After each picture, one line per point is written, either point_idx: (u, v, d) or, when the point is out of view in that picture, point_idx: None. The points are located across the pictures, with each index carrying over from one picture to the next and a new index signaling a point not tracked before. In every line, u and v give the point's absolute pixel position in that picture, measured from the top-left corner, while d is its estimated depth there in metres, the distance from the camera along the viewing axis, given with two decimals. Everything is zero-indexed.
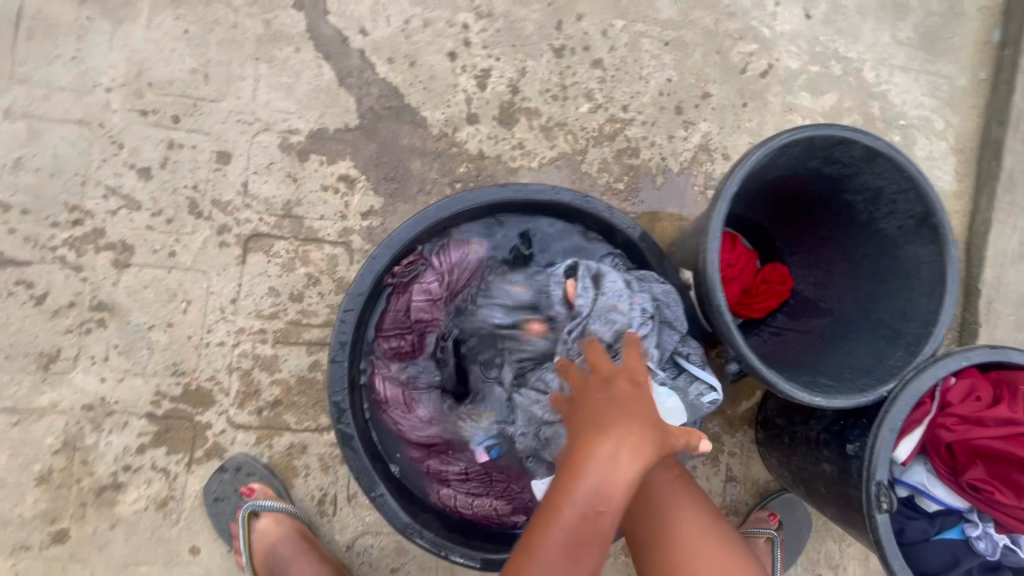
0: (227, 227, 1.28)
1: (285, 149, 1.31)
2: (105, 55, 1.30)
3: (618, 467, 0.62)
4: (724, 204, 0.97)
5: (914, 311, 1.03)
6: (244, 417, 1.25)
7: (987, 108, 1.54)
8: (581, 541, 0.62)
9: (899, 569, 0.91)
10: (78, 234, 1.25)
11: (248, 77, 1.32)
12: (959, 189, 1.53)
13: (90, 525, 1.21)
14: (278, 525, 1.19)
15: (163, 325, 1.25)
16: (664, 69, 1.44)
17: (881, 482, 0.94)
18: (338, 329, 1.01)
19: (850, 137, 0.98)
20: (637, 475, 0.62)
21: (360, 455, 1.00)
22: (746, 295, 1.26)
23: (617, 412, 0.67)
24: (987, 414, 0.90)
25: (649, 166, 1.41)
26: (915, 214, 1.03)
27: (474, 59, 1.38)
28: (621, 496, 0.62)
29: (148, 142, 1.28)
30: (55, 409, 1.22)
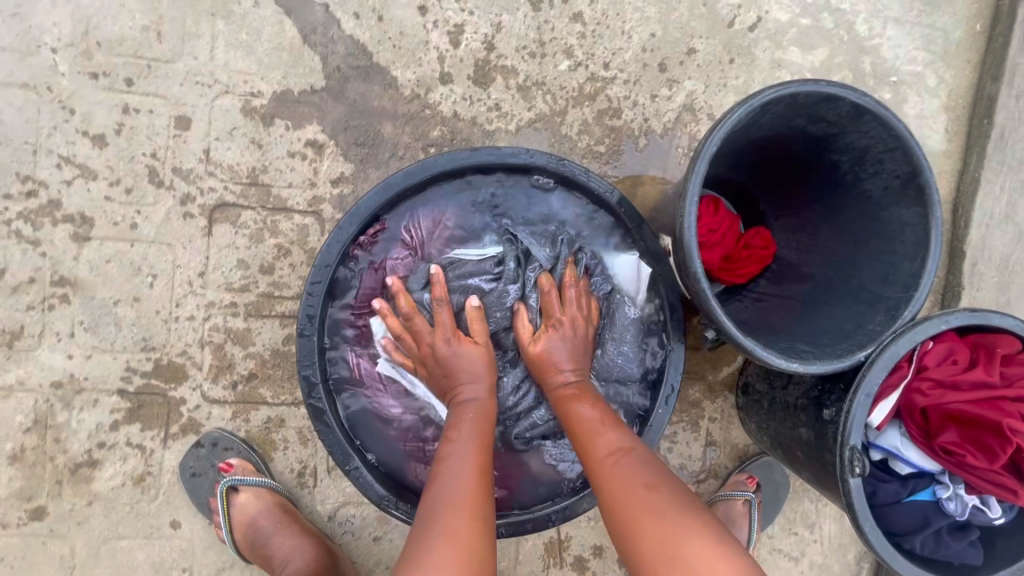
0: (191, 197, 1.23)
1: (247, 113, 1.24)
2: (47, 12, 1.20)
3: (473, 410, 0.93)
4: (703, 165, 0.93)
5: (896, 275, 1.02)
6: (219, 392, 1.23)
7: (981, 63, 1.48)
8: (462, 468, 0.85)
9: (868, 529, 0.93)
10: (33, 206, 1.19)
11: (205, 34, 1.24)
12: (948, 149, 1.49)
13: (67, 502, 1.20)
14: (258, 500, 1.19)
15: (129, 299, 1.21)
16: (647, 23, 1.36)
17: (855, 447, 0.95)
18: (306, 302, 0.99)
19: (837, 93, 0.94)
20: (487, 415, 0.93)
21: (333, 429, 1.00)
22: (728, 261, 1.23)
23: (470, 372, 0.96)
24: (962, 377, 0.89)
25: (631, 128, 1.36)
26: (901, 174, 1.00)
27: (447, 13, 1.30)
28: (481, 430, 0.90)
29: (100, 107, 1.21)
30: (23, 387, 1.19)
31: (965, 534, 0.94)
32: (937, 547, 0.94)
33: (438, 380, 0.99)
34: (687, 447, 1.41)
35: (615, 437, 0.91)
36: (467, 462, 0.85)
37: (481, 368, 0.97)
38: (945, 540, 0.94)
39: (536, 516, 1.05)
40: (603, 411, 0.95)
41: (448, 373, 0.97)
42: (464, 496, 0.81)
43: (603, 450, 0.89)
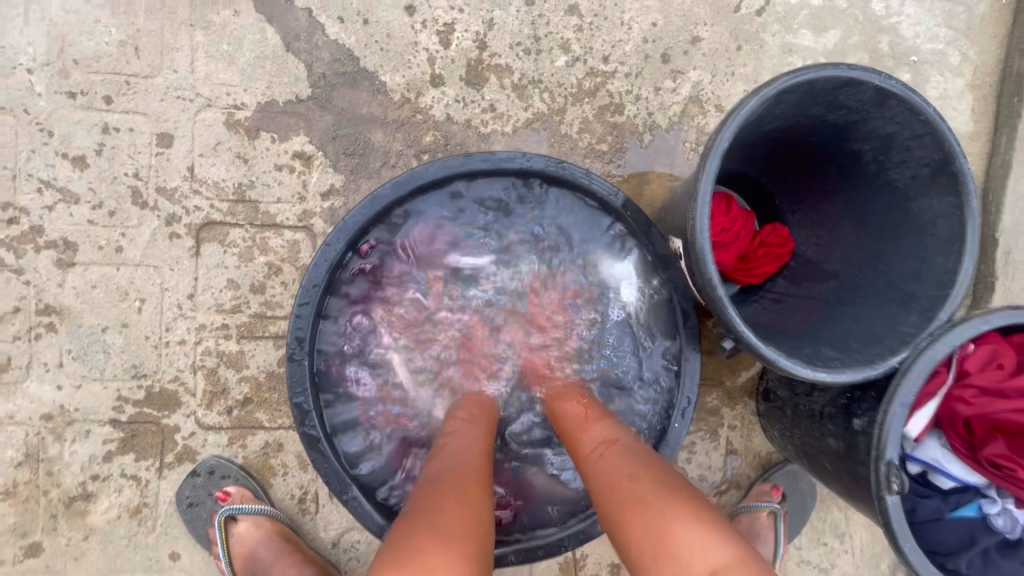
0: (176, 217, 1.18)
1: (232, 127, 1.19)
2: (21, 32, 1.16)
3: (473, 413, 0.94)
4: (715, 164, 0.86)
5: (929, 272, 0.94)
6: (214, 418, 1.18)
7: (1008, 38, 1.39)
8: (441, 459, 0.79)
9: (910, 550, 0.85)
10: (15, 233, 1.15)
11: (184, 47, 1.19)
12: (976, 130, 1.39)
13: (63, 537, 1.16)
14: (258, 528, 1.13)
15: (117, 325, 1.17)
16: (647, 11, 1.29)
17: (892, 461, 0.87)
18: (294, 325, 0.93)
19: (860, 78, 0.86)
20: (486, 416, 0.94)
21: (329, 458, 0.94)
22: (742, 261, 1.16)
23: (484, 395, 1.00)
24: (1010, 385, 0.81)
25: (634, 124, 1.28)
26: (932, 162, 0.91)
27: (436, 12, 1.24)
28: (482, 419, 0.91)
29: (79, 127, 1.17)
30: (12, 421, 1.15)
31: (1016, 552, 0.87)
32: (986, 567, 0.86)
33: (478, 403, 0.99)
34: (706, 458, 1.34)
35: (606, 434, 0.86)
36: (466, 445, 0.82)
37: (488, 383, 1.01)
38: (994, 559, 0.86)
39: (548, 541, 0.98)
40: (596, 414, 0.91)
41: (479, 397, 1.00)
42: (441, 478, 0.73)
43: (591, 447, 0.84)
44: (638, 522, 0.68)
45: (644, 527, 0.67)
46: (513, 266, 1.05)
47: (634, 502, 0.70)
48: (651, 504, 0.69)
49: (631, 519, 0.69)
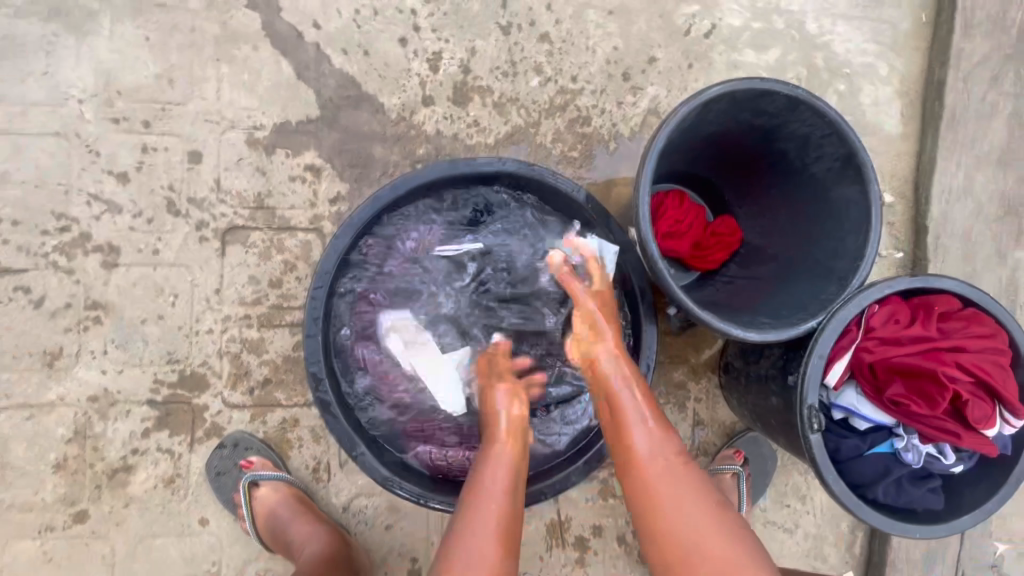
0: (205, 222, 1.37)
1: (252, 145, 1.39)
2: (73, 69, 1.36)
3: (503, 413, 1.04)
4: (652, 162, 1.05)
5: (844, 248, 1.11)
6: (238, 397, 1.35)
7: (929, 50, 1.58)
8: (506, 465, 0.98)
9: (832, 481, 1.01)
10: (67, 239, 1.34)
11: (211, 78, 1.39)
12: (905, 132, 1.58)
13: (106, 505, 1.32)
14: (276, 491, 1.30)
15: (154, 317, 1.35)
16: (609, 37, 1.49)
17: (813, 405, 1.02)
18: (310, 306, 1.09)
19: (772, 88, 1.05)
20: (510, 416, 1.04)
21: (340, 419, 1.10)
22: (697, 249, 1.32)
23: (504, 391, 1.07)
24: (904, 334, 0.98)
25: (601, 133, 1.47)
26: (840, 156, 1.10)
27: (426, 43, 1.44)
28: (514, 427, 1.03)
29: (122, 148, 1.36)
30: (63, 402, 1.32)
31: (925, 481, 1.03)
32: (898, 494, 1.02)
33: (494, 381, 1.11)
34: (676, 428, 1.49)
35: (645, 419, 1.01)
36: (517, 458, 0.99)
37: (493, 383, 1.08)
38: (906, 487, 1.02)
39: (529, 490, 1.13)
40: (640, 390, 1.04)
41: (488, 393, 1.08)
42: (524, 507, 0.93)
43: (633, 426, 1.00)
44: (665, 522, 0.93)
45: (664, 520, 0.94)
46: (491, 253, 1.20)
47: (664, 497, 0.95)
48: (675, 501, 0.94)
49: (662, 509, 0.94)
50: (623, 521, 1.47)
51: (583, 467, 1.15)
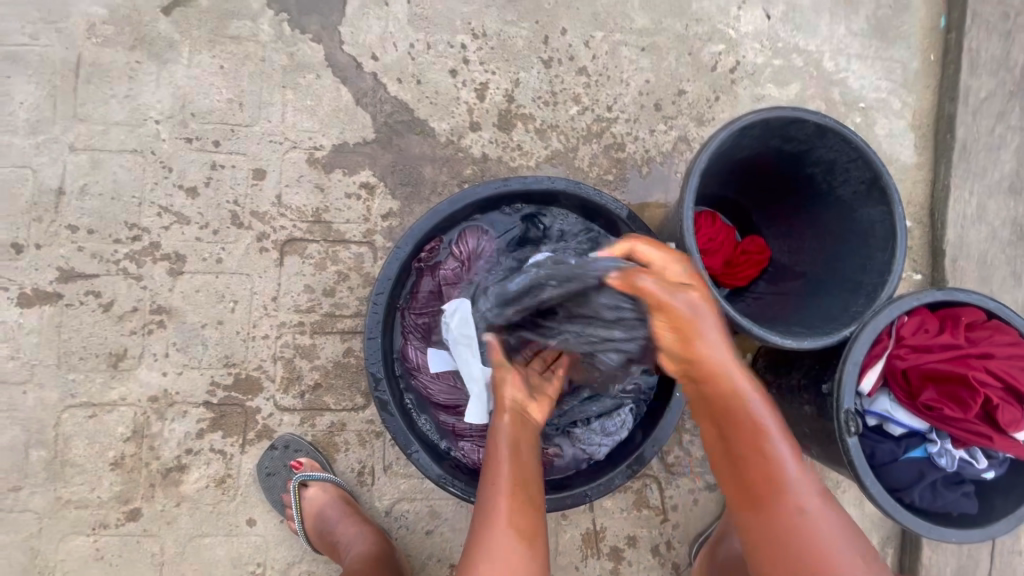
0: (266, 234, 1.46)
1: (312, 164, 1.49)
2: (152, 92, 1.48)
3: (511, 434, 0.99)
4: (695, 180, 1.13)
5: (872, 264, 1.18)
6: (289, 401, 1.41)
7: (939, 87, 1.69)
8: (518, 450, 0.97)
9: (870, 483, 1.05)
10: (137, 248, 1.43)
11: (277, 103, 1.51)
12: (919, 162, 1.68)
13: (159, 503, 1.36)
14: (324, 492, 1.34)
15: (214, 323, 1.42)
16: (642, 72, 1.61)
17: (849, 410, 1.08)
18: (372, 309, 1.17)
19: (802, 117, 1.15)
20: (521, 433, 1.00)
21: (397, 417, 1.16)
22: (728, 266, 1.40)
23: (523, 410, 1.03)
24: (933, 342, 1.05)
25: (635, 158, 1.58)
26: (866, 179, 1.18)
27: (474, 74, 1.57)
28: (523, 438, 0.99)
29: (193, 164, 1.47)
30: (124, 402, 1.38)
31: (959, 485, 1.07)
32: (934, 498, 1.06)
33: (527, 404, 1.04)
34: None
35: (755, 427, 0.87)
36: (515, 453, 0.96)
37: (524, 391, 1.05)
38: (941, 491, 1.06)
39: (574, 492, 1.18)
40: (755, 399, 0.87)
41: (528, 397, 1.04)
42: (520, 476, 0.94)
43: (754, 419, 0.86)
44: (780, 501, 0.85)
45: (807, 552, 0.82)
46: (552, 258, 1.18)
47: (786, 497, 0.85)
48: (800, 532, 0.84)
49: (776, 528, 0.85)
50: (657, 532, 1.49)
51: (626, 470, 1.20)
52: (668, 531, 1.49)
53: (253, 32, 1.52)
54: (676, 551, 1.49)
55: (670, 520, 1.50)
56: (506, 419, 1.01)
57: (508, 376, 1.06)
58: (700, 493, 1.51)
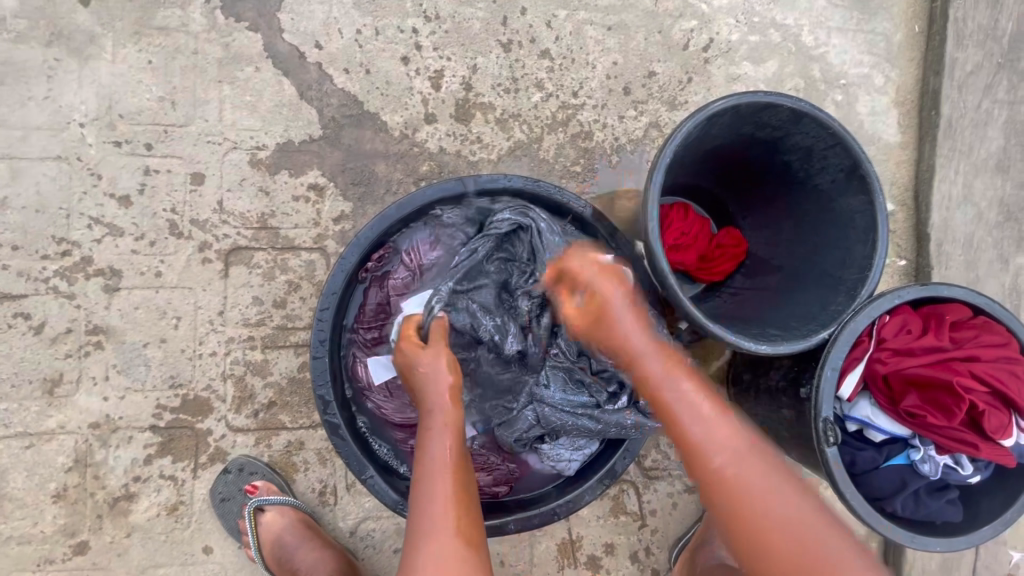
0: (208, 244, 1.36)
1: (254, 165, 1.38)
2: (75, 92, 1.36)
3: (440, 424, 0.93)
4: (661, 175, 1.04)
5: (852, 259, 1.10)
6: (242, 421, 1.33)
7: (924, 61, 1.60)
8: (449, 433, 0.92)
9: (851, 493, 0.99)
10: (68, 264, 1.32)
11: (213, 100, 1.39)
12: (902, 141, 1.59)
13: (108, 535, 1.29)
14: (282, 516, 1.27)
15: (157, 341, 1.33)
16: (609, 53, 1.50)
17: (827, 418, 1.02)
18: (317, 327, 1.08)
19: (775, 102, 1.06)
20: (456, 418, 0.94)
21: (348, 442, 1.08)
22: (703, 261, 1.32)
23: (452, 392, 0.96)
24: (916, 344, 0.98)
25: (603, 148, 1.48)
26: (844, 167, 1.10)
27: (428, 61, 1.45)
28: (454, 419, 0.94)
29: (124, 170, 1.35)
30: (63, 430, 1.30)
31: (943, 492, 1.01)
32: (917, 507, 1.01)
33: (436, 379, 0.96)
34: None
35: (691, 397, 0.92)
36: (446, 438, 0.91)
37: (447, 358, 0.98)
38: (924, 500, 1.01)
39: (542, 510, 1.13)
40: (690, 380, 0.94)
41: (431, 376, 0.97)
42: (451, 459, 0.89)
43: (686, 398, 0.91)
44: (716, 480, 0.86)
45: (742, 514, 0.83)
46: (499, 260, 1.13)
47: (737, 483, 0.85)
48: (756, 500, 0.83)
49: (733, 500, 0.84)
50: (635, 538, 1.44)
51: (597, 485, 1.14)
52: (646, 536, 1.45)
53: (181, 22, 1.39)
54: (655, 557, 1.44)
55: (649, 525, 1.45)
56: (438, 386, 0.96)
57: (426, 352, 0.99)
58: (679, 496, 1.46)
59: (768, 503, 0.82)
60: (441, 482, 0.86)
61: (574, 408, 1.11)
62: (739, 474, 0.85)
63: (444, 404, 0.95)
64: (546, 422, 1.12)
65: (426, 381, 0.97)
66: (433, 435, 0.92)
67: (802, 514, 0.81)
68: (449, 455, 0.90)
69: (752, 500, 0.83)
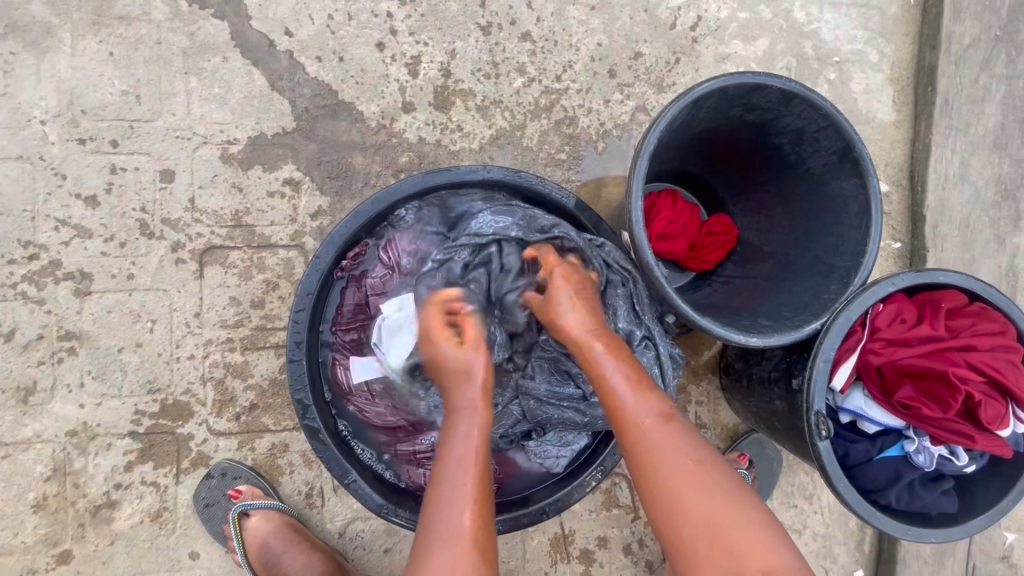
0: (181, 243, 1.31)
1: (226, 160, 1.33)
2: (34, 88, 1.30)
3: (468, 422, 0.88)
4: (645, 161, 0.99)
5: (845, 245, 1.07)
6: (224, 425, 1.30)
7: (919, 35, 1.54)
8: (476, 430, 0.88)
9: (843, 487, 0.97)
10: (36, 268, 1.28)
11: (180, 93, 1.33)
12: (897, 119, 1.54)
13: (91, 543, 1.27)
14: (267, 522, 1.24)
15: (132, 345, 1.29)
16: (593, 34, 1.44)
17: (820, 411, 0.99)
18: (292, 330, 1.05)
19: (763, 83, 1.01)
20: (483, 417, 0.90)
21: (329, 446, 1.05)
22: (692, 249, 1.28)
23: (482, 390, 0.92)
24: (911, 334, 0.95)
25: (589, 133, 1.43)
26: (837, 150, 1.05)
27: (404, 47, 1.39)
28: (480, 417, 0.89)
29: (90, 169, 1.30)
30: (40, 439, 1.26)
31: (937, 484, 1.00)
32: (912, 498, 0.99)
33: (463, 374, 0.93)
34: None
35: (623, 378, 0.87)
36: (470, 434, 0.87)
37: (479, 353, 0.95)
38: (918, 492, 0.99)
39: (529, 510, 1.10)
40: (624, 365, 0.89)
41: (459, 370, 0.93)
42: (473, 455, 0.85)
43: (612, 379, 0.87)
44: (648, 465, 0.80)
45: (665, 504, 0.77)
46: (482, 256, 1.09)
47: (661, 469, 0.79)
48: (682, 491, 0.77)
49: (656, 487, 0.79)
50: (628, 530, 1.43)
51: (586, 483, 1.12)
52: (639, 528, 1.43)
53: (143, 10, 1.32)
54: (648, 549, 1.43)
55: (642, 517, 1.43)
56: (467, 380, 0.92)
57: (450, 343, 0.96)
58: None
59: (697, 499, 0.76)
60: (461, 477, 0.82)
61: (560, 401, 1.09)
62: (671, 460, 0.80)
63: (477, 402, 0.90)
64: (532, 414, 1.10)
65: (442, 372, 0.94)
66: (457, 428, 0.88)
67: (733, 510, 0.75)
68: (472, 451, 0.85)
69: (682, 491, 0.77)
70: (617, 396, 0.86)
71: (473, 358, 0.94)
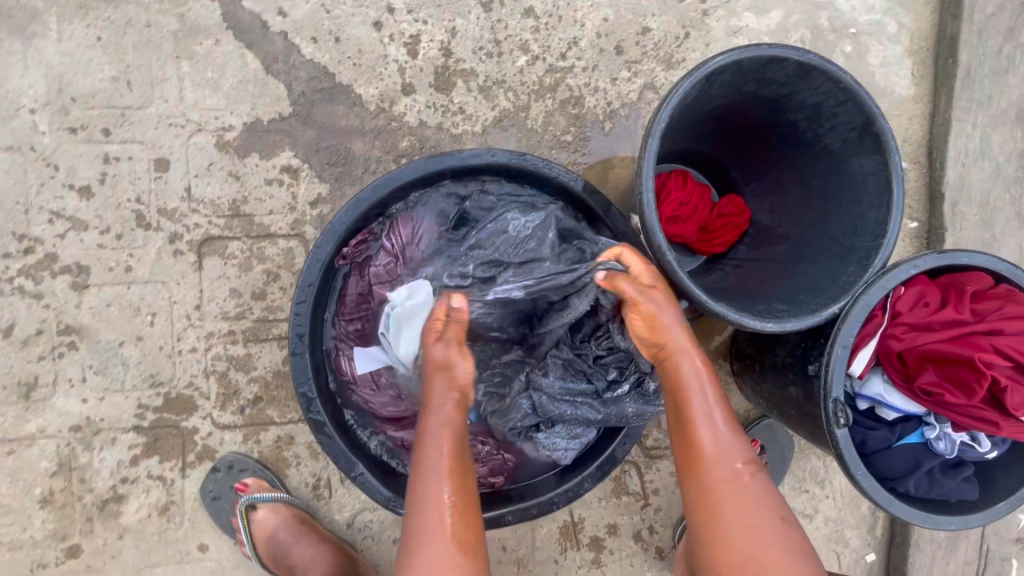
0: (178, 234, 1.28)
1: (222, 148, 1.29)
2: (22, 75, 1.26)
3: (438, 425, 0.86)
4: (655, 142, 0.95)
5: (864, 226, 1.02)
6: (228, 418, 1.28)
7: (940, 4, 1.48)
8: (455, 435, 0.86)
9: (862, 476, 0.95)
10: (31, 262, 1.25)
11: (172, 78, 1.28)
12: (916, 93, 1.48)
13: (99, 537, 1.26)
14: (275, 515, 1.23)
15: (133, 339, 1.27)
16: (599, 9, 1.38)
17: (838, 399, 0.96)
18: (294, 322, 1.02)
19: (780, 55, 0.96)
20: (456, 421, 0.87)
21: (335, 439, 1.03)
22: (703, 232, 1.23)
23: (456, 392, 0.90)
24: (934, 319, 0.92)
25: (596, 114, 1.38)
26: (857, 125, 1.00)
27: (402, 25, 1.33)
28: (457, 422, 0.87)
29: (83, 159, 1.26)
30: (44, 434, 1.25)
31: (959, 470, 0.97)
32: (931, 485, 0.97)
33: (444, 377, 0.90)
34: None
35: (712, 410, 0.87)
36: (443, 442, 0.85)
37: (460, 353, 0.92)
38: (938, 479, 0.96)
39: (539, 501, 1.09)
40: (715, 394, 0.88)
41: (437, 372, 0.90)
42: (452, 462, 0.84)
43: (705, 410, 0.87)
44: (716, 494, 0.83)
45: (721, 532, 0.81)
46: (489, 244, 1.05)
47: (725, 501, 0.83)
48: (742, 520, 0.81)
49: (714, 514, 0.83)
50: (639, 518, 1.42)
51: (597, 472, 1.10)
52: (650, 515, 1.42)
53: None
54: (659, 536, 1.42)
55: (652, 504, 1.42)
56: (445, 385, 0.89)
57: (438, 346, 0.91)
58: None
59: (758, 529, 0.80)
60: (439, 484, 0.81)
61: (574, 398, 1.06)
62: (741, 493, 0.83)
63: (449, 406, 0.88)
64: (545, 410, 1.06)
65: (432, 377, 0.90)
66: (431, 432, 0.86)
67: (774, 533, 0.80)
68: (447, 457, 0.84)
69: (742, 521, 0.81)
70: (705, 430, 0.86)
71: (453, 360, 0.91)
